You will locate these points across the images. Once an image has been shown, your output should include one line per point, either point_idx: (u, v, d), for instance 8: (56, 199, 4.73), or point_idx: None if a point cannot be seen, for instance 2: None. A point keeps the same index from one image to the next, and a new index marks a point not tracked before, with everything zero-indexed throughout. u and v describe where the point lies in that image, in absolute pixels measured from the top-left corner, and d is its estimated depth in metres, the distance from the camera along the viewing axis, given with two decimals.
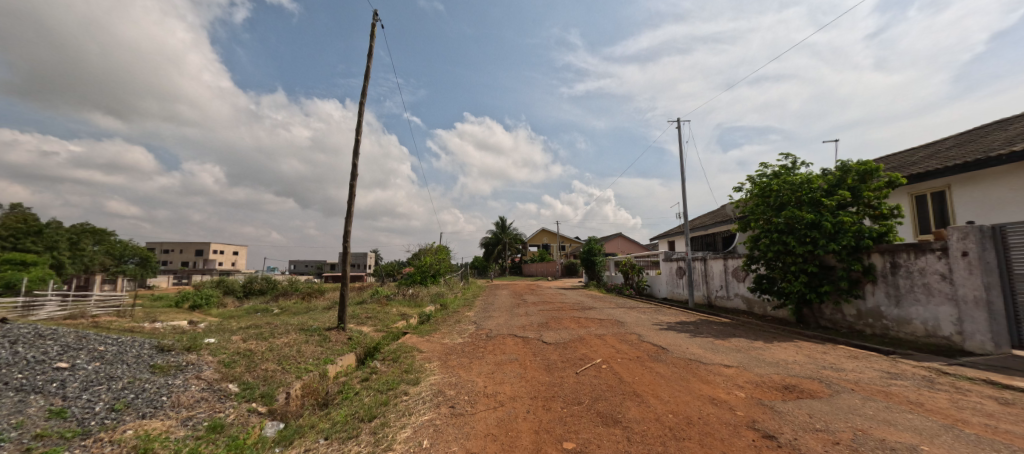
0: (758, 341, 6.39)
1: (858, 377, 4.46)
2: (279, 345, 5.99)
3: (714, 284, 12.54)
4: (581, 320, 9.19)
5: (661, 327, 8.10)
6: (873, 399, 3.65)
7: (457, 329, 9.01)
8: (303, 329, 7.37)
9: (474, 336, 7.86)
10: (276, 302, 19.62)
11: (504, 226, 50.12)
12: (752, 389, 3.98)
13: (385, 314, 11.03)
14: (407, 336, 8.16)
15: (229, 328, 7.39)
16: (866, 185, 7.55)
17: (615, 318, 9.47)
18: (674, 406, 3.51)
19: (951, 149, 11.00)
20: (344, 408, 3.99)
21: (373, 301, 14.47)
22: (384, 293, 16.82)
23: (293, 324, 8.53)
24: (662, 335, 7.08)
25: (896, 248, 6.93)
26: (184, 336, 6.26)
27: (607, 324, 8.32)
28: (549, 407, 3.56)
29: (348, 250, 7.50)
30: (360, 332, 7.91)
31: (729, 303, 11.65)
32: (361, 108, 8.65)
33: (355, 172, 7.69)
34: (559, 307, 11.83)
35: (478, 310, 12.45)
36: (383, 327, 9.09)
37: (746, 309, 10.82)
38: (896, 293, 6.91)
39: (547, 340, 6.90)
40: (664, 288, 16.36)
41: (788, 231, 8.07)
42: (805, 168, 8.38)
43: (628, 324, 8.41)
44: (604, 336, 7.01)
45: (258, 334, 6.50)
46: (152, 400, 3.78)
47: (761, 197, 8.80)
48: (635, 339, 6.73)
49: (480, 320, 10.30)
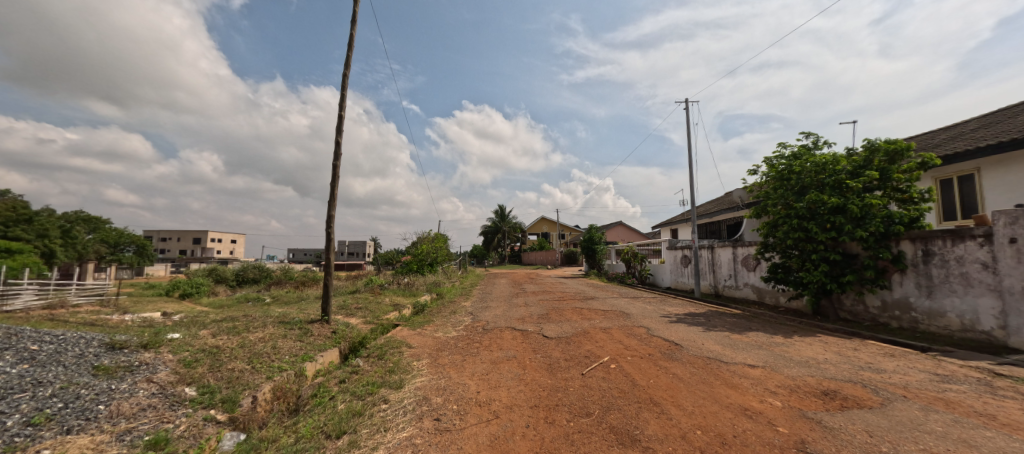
0: (779, 336, 5.84)
1: (905, 380, 3.89)
2: (252, 340, 5.40)
3: (722, 273, 12.00)
4: (584, 311, 8.64)
5: (670, 319, 7.56)
6: (934, 411, 3.09)
7: (452, 320, 8.48)
8: (284, 321, 6.80)
9: (470, 328, 7.33)
10: (269, 291, 19.08)
11: (503, 215, 49.53)
12: (787, 397, 3.42)
13: (377, 304, 10.44)
14: (398, 328, 7.63)
15: (203, 321, 6.79)
16: (895, 166, 6.92)
17: (620, 309, 8.93)
18: (701, 419, 2.95)
19: (978, 130, 10.30)
20: (313, 418, 3.41)
21: (366, 290, 13.93)
22: (379, 282, 16.35)
23: (275, 315, 7.96)
24: (673, 329, 6.53)
25: (930, 235, 6.33)
26: (148, 330, 5.65)
27: (612, 316, 7.77)
28: (552, 420, 2.99)
29: (332, 235, 6.82)
30: (346, 326, 7.35)
31: (738, 293, 11.14)
32: (345, 81, 7.80)
33: (339, 150, 6.95)
34: (560, 298, 11.28)
35: (476, 301, 11.87)
36: (373, 318, 8.55)
37: (756, 299, 10.31)
38: (928, 283, 6.34)
39: (549, 334, 6.32)
40: (668, 277, 15.86)
41: (809, 216, 7.41)
42: (828, 148, 7.68)
43: (634, 316, 7.87)
44: (610, 330, 6.45)
45: (231, 328, 5.90)
46: (84, 410, 3.22)
47: (780, 179, 8.05)
48: (644, 333, 6.19)
49: (477, 310, 9.76)
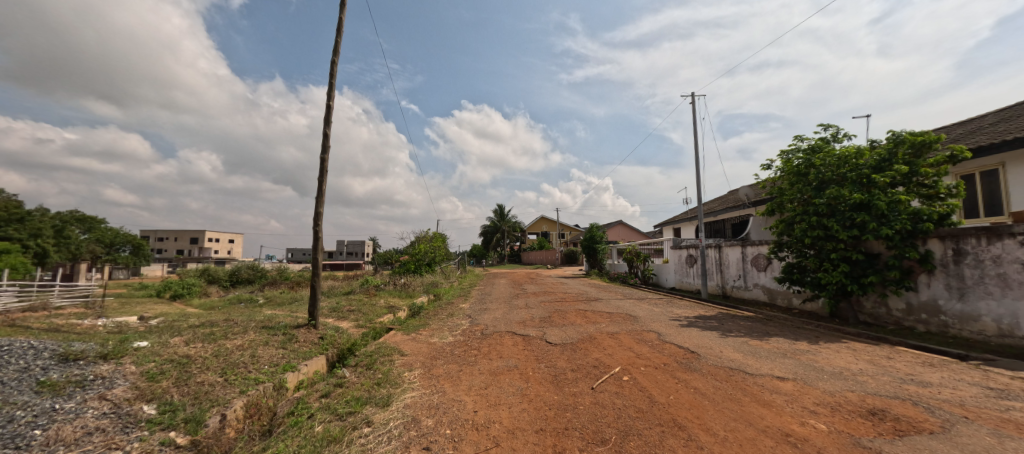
0: (802, 342, 5.40)
1: (957, 396, 3.46)
2: (229, 348, 4.94)
3: (729, 273, 11.57)
4: (589, 314, 8.19)
5: (680, 323, 7.13)
6: (1007, 437, 2.65)
7: (449, 324, 8.03)
8: (267, 325, 6.32)
9: (468, 333, 6.89)
10: (262, 292, 18.58)
11: (502, 214, 49.11)
12: (831, 418, 2.98)
13: (371, 307, 9.95)
14: (391, 333, 7.18)
15: (180, 326, 6.31)
16: (922, 160, 6.49)
17: (627, 311, 8.48)
18: (737, 448, 2.51)
19: (999, 124, 9.87)
20: (285, 443, 2.96)
21: (361, 291, 13.48)
22: (375, 282, 15.90)
23: (260, 319, 7.49)
24: (686, 334, 6.08)
25: (962, 233, 5.89)
26: (115, 337, 5.18)
27: (619, 320, 7.31)
28: (563, 449, 2.54)
29: (320, 234, 6.32)
30: (335, 331, 6.88)
31: (747, 294, 10.73)
32: (334, 69, 7.34)
33: (327, 142, 6.44)
34: (562, 299, 10.84)
35: (475, 302, 11.40)
36: (365, 322, 8.10)
37: (767, 300, 9.90)
38: (960, 284, 5.91)
39: (553, 340, 5.87)
40: (672, 277, 15.42)
41: (829, 213, 6.96)
42: (849, 141, 7.24)
43: (642, 319, 7.43)
44: (619, 335, 6.00)
45: (208, 334, 5.43)
46: (15, 437, 2.76)
47: (798, 174, 7.61)
48: (655, 339, 5.75)
49: (476, 313, 9.31)
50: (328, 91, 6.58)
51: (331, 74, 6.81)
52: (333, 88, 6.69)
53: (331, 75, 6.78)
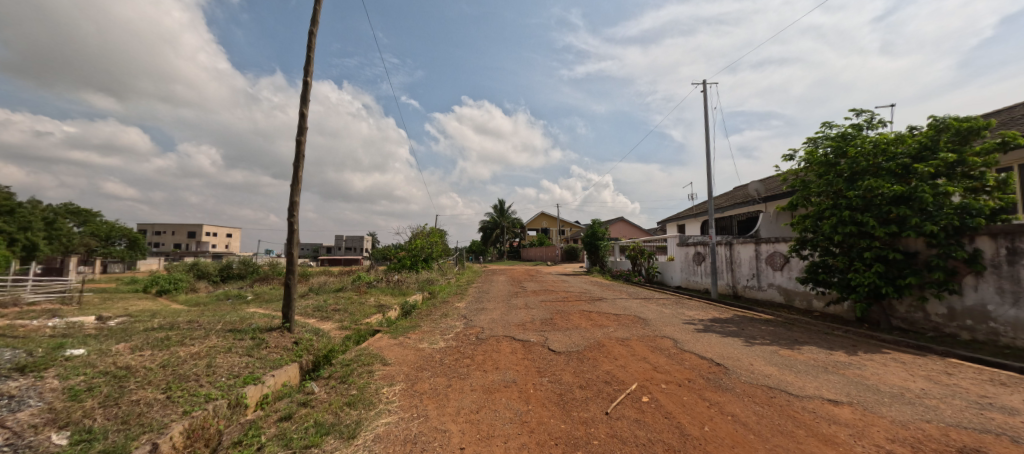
0: (840, 353, 4.74)
1: None
2: (182, 357, 4.26)
3: (741, 272, 10.93)
4: (594, 315, 7.53)
5: (696, 326, 6.48)
6: None
7: (442, 325, 7.37)
8: (235, 328, 5.63)
9: (461, 337, 6.22)
10: (252, 288, 17.90)
11: (502, 209, 48.33)
12: None
13: (359, 306, 9.25)
14: (376, 336, 6.52)
15: (137, 328, 5.63)
16: (970, 148, 5.78)
17: (635, 313, 7.82)
18: None
19: None
20: None
21: (351, 289, 12.79)
22: (367, 279, 15.20)
23: (233, 319, 6.80)
24: (705, 341, 5.43)
25: (1019, 229, 5.20)
26: (52, 342, 4.49)
27: (628, 323, 6.64)
28: None
29: (295, 225, 5.61)
30: (314, 334, 6.20)
31: (760, 295, 10.10)
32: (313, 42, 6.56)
33: (303, 122, 5.69)
34: (565, 298, 10.19)
35: (471, 301, 10.72)
36: (350, 323, 7.41)
37: (783, 301, 9.27)
38: (1014, 288, 5.22)
39: (556, 348, 5.19)
40: (678, 275, 14.77)
41: (863, 208, 6.28)
42: (884, 128, 6.53)
43: (653, 323, 6.77)
44: (630, 342, 5.34)
45: (163, 340, 4.75)
46: None
47: (826, 164, 6.91)
48: (672, 347, 5.08)
49: (471, 313, 8.64)
50: (305, 66, 5.83)
51: (308, 47, 6.04)
52: (311, 62, 5.93)
53: (308, 47, 6.01)
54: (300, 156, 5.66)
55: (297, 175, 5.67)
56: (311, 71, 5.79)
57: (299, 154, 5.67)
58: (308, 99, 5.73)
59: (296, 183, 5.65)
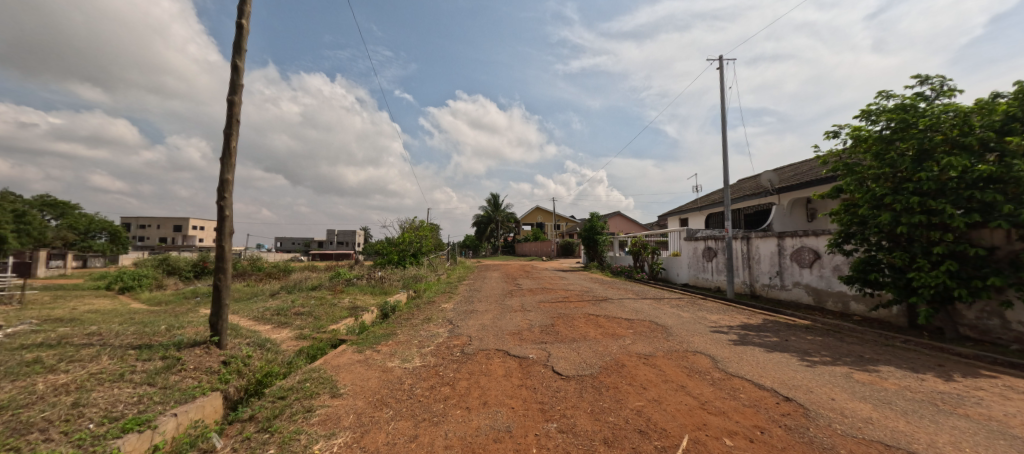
0: (935, 379, 3.63)
1: None
2: (36, 396, 2.99)
3: (760, 269, 9.87)
4: (604, 321, 6.38)
5: (728, 336, 5.37)
6: None
7: (423, 334, 6.18)
8: (147, 343, 4.35)
9: (444, 350, 5.04)
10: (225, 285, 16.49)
11: (496, 204, 47.05)
12: None
13: (329, 308, 7.95)
14: (340, 349, 5.31)
15: (18, 342, 4.32)
16: None
17: (651, 318, 6.68)
18: None
19: None
20: None
21: (328, 287, 11.49)
22: (348, 276, 13.88)
23: (161, 328, 5.49)
24: (750, 358, 4.29)
25: None
26: None
27: (647, 333, 5.46)
28: None
29: (226, 211, 4.35)
30: (256, 348, 4.91)
31: (784, 295, 9.06)
32: None
33: (235, 76, 4.40)
34: (566, 299, 9.06)
35: (460, 302, 9.46)
36: (312, 331, 6.17)
37: (813, 303, 8.23)
38: None
39: (563, 368, 4.03)
40: (685, 272, 13.72)
41: (932, 193, 5.19)
42: (954, 96, 5.51)
43: (676, 331, 5.63)
44: (658, 361, 4.18)
45: (27, 363, 3.46)
46: None
47: (882, 142, 5.78)
48: (713, 368, 3.93)
49: (459, 316, 7.45)
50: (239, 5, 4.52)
51: None
52: (248, 2, 4.62)
53: None
54: (233, 123, 4.41)
55: (228, 146, 4.40)
56: (246, 12, 4.49)
57: (232, 120, 4.40)
58: (241, 47, 4.44)
59: (227, 157, 4.38)
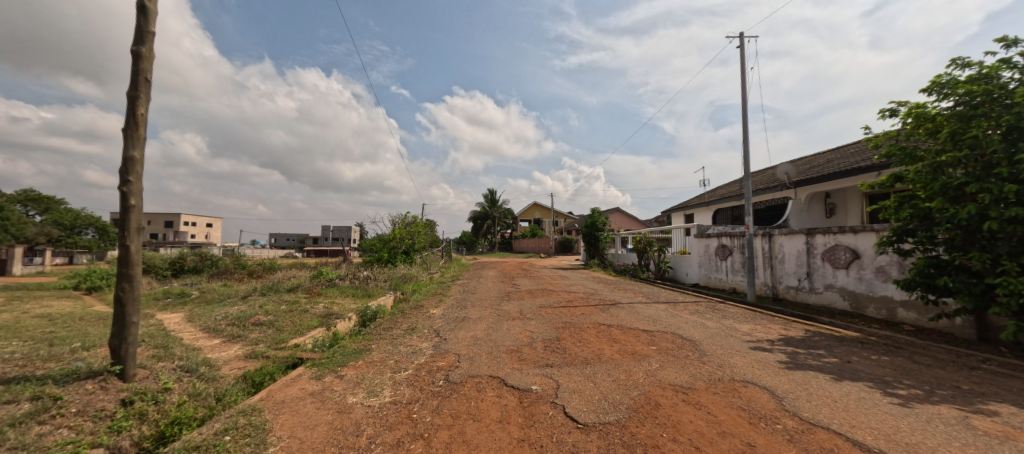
0: None
1: None
2: None
3: (785, 270, 8.90)
4: (618, 333, 5.38)
5: (774, 355, 4.39)
6: None
7: (402, 349, 5.16)
8: (25, 375, 3.26)
9: (424, 375, 4.02)
10: (201, 284, 15.33)
11: (493, 200, 46.00)
12: None
13: (298, 315, 6.89)
14: (296, 371, 4.28)
15: None
16: None
17: (672, 329, 5.69)
18: None
19: None
20: None
21: (307, 289, 10.43)
22: (332, 276, 12.82)
23: (73, 345, 4.42)
24: (818, 394, 3.28)
25: None
26: None
27: (675, 352, 4.44)
28: None
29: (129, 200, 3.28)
30: (180, 377, 3.82)
31: (814, 299, 8.10)
32: None
33: (141, 20, 3.34)
34: (570, 303, 8.08)
35: (451, 306, 8.45)
36: (270, 345, 5.15)
37: (850, 309, 7.27)
38: None
39: (577, 410, 3.02)
40: (695, 271, 12.76)
41: None
42: None
43: (708, 348, 4.63)
44: (704, 399, 3.14)
45: None
46: None
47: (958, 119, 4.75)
48: (780, 410, 2.92)
49: (448, 325, 6.45)
50: None
51: None
52: None
53: None
54: (138, 82, 3.33)
55: (132, 112, 3.32)
56: None
57: (137, 78, 3.33)
58: None
59: (130, 126, 3.30)
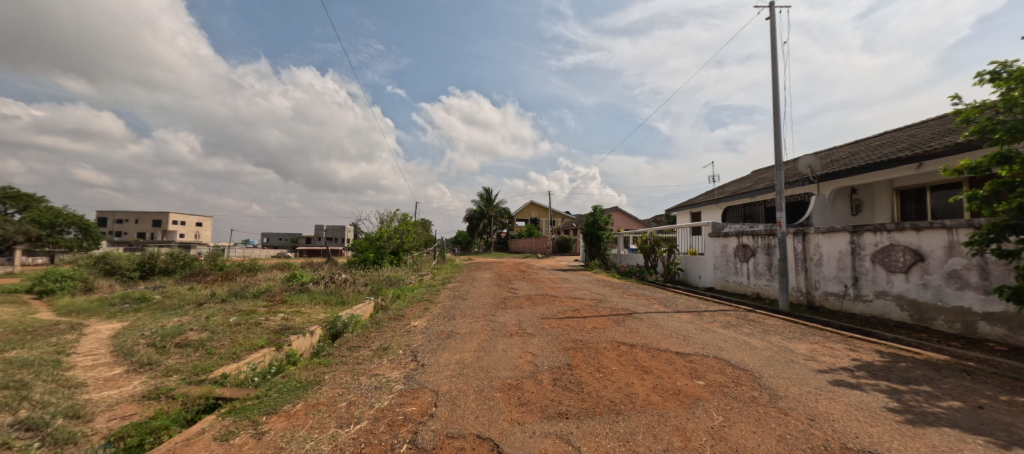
0: None
1: None
2: None
3: (824, 274, 7.71)
4: (646, 359, 4.14)
5: (872, 397, 3.18)
6: None
7: (365, 381, 3.91)
8: None
9: (380, 433, 2.75)
10: (166, 288, 13.89)
11: (488, 199, 44.68)
12: None
13: (246, 330, 5.61)
14: (199, 424, 2.97)
15: None
16: None
17: (713, 352, 4.47)
18: None
19: None
20: None
21: (275, 294, 9.12)
22: (308, 279, 11.45)
23: None
24: None
25: None
26: None
27: (735, 392, 3.20)
28: None
29: None
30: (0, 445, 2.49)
31: (862, 308, 6.92)
32: None
33: None
34: (578, 312, 6.88)
35: (438, 316, 7.22)
36: (186, 378, 3.85)
37: (912, 321, 6.10)
38: None
39: None
40: (710, 274, 11.55)
41: None
42: None
43: (777, 384, 3.40)
44: None
45: None
46: None
47: None
48: None
49: (430, 344, 5.22)
50: None
51: None
52: None
53: None
54: None
55: None
56: None
57: None
58: None
59: None
